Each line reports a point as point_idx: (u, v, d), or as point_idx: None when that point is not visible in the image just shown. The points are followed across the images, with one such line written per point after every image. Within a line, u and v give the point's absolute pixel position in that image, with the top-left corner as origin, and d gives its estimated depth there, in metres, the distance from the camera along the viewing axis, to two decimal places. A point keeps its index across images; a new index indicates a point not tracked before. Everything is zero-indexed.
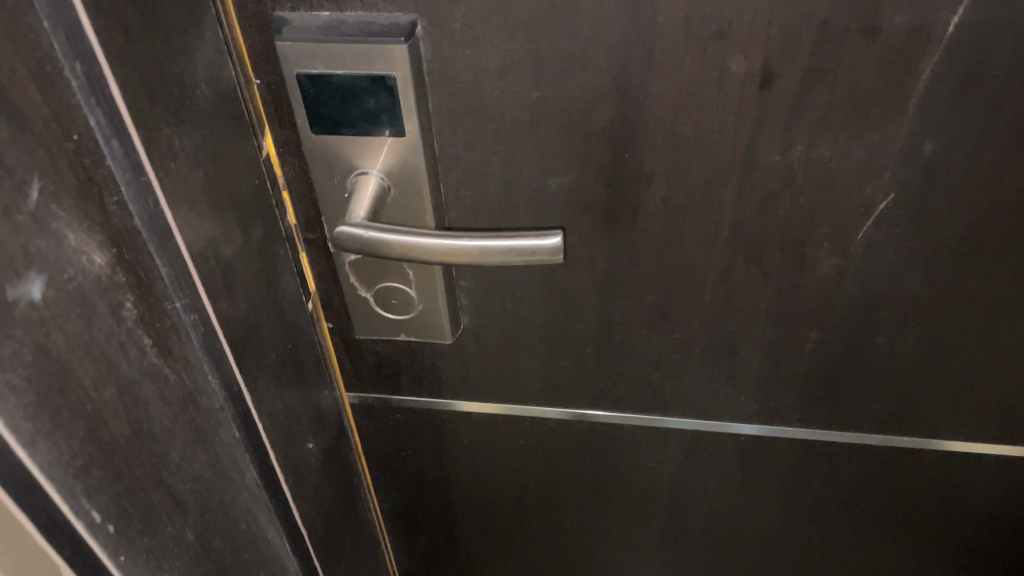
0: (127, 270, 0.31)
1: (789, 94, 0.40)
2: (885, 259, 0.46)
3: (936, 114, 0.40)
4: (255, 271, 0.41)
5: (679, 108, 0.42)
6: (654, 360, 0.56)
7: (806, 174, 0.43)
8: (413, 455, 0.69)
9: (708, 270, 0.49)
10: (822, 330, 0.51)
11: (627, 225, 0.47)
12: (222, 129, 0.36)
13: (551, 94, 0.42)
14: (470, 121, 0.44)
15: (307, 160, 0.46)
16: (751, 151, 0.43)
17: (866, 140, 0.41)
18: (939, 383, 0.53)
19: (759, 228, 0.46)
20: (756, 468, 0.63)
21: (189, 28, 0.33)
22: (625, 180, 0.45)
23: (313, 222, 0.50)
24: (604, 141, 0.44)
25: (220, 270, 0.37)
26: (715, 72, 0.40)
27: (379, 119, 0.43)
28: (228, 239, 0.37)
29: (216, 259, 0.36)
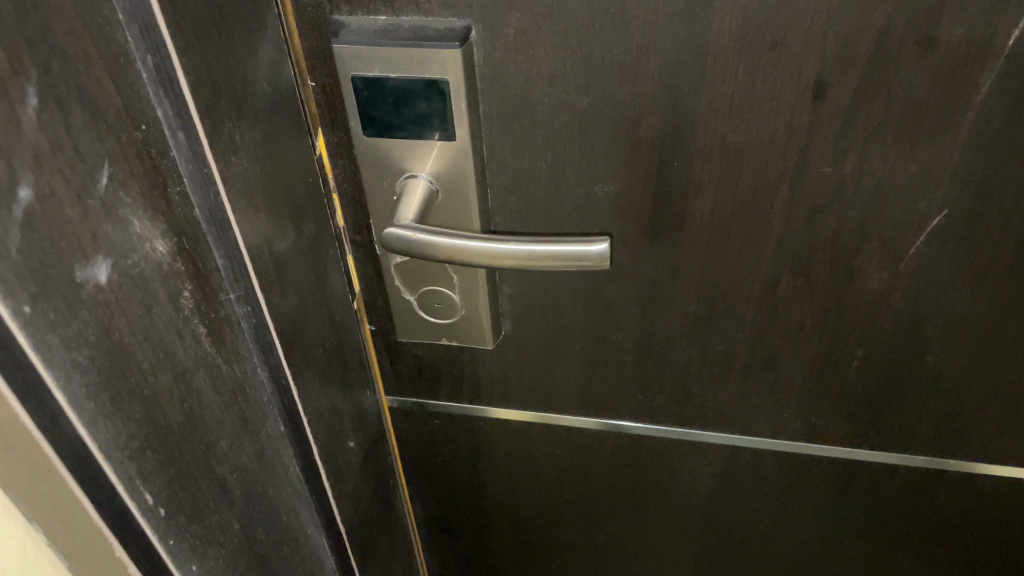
0: (186, 260, 0.32)
1: (843, 105, 0.40)
2: (935, 276, 0.46)
3: (994, 130, 0.39)
4: (307, 269, 0.41)
5: (731, 118, 0.42)
6: (696, 371, 0.55)
7: (859, 186, 0.43)
8: (449, 461, 0.69)
9: (754, 281, 0.49)
10: (868, 347, 0.51)
11: (674, 234, 0.47)
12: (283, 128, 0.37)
13: (602, 101, 0.42)
14: (520, 127, 0.44)
15: (356, 161, 0.47)
16: (803, 161, 0.42)
17: (921, 154, 0.41)
18: (989, 405, 0.52)
19: (808, 241, 0.46)
20: (795, 485, 0.62)
21: (255, 29, 0.34)
22: (674, 189, 0.45)
23: (360, 225, 0.50)
24: (653, 149, 0.44)
25: (273, 265, 0.37)
26: (768, 80, 0.40)
27: (430, 123, 0.44)
28: (282, 235, 0.38)
29: (270, 254, 0.37)
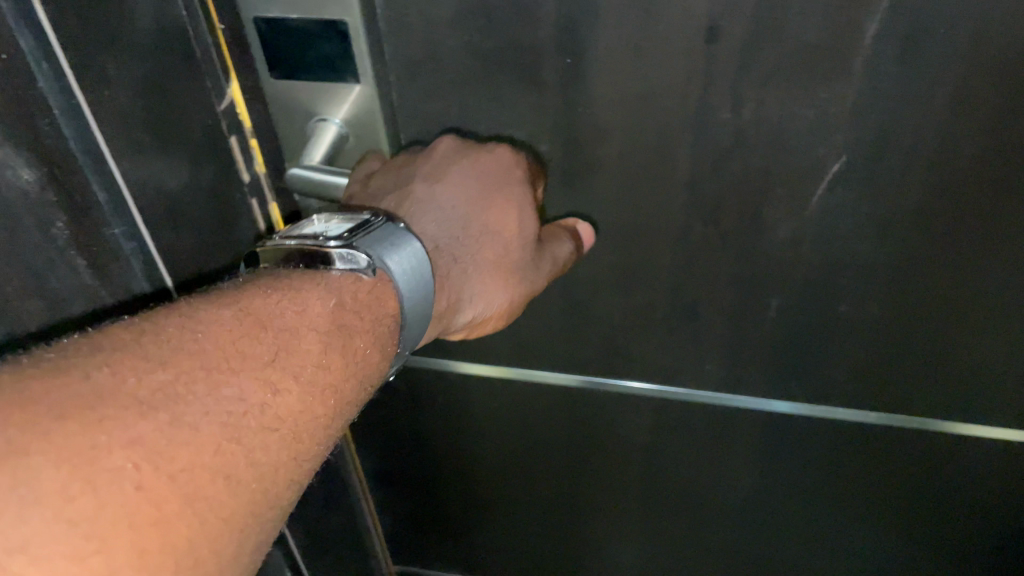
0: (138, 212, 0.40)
1: (735, 50, 0.40)
2: (840, 224, 0.46)
3: (883, 76, 0.39)
4: (195, 203, 0.44)
5: (629, 63, 0.42)
6: (619, 323, 0.56)
7: (759, 133, 0.43)
8: (390, 413, 0.70)
9: (667, 230, 0.49)
10: (782, 296, 0.51)
11: (584, 180, 0.48)
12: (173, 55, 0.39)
13: (502, 44, 0.43)
14: (427, 69, 0.45)
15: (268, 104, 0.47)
16: (701, 108, 0.43)
17: (815, 99, 0.41)
18: (903, 356, 0.53)
19: (715, 190, 0.46)
20: (724, 437, 0.63)
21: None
22: (581, 136, 0.46)
23: (309, 185, 0.47)
24: (557, 95, 0.44)
25: (162, 202, 0.41)
26: (661, 24, 0.40)
27: (336, 65, 0.44)
28: (159, 164, 0.40)
29: (156, 192, 0.40)
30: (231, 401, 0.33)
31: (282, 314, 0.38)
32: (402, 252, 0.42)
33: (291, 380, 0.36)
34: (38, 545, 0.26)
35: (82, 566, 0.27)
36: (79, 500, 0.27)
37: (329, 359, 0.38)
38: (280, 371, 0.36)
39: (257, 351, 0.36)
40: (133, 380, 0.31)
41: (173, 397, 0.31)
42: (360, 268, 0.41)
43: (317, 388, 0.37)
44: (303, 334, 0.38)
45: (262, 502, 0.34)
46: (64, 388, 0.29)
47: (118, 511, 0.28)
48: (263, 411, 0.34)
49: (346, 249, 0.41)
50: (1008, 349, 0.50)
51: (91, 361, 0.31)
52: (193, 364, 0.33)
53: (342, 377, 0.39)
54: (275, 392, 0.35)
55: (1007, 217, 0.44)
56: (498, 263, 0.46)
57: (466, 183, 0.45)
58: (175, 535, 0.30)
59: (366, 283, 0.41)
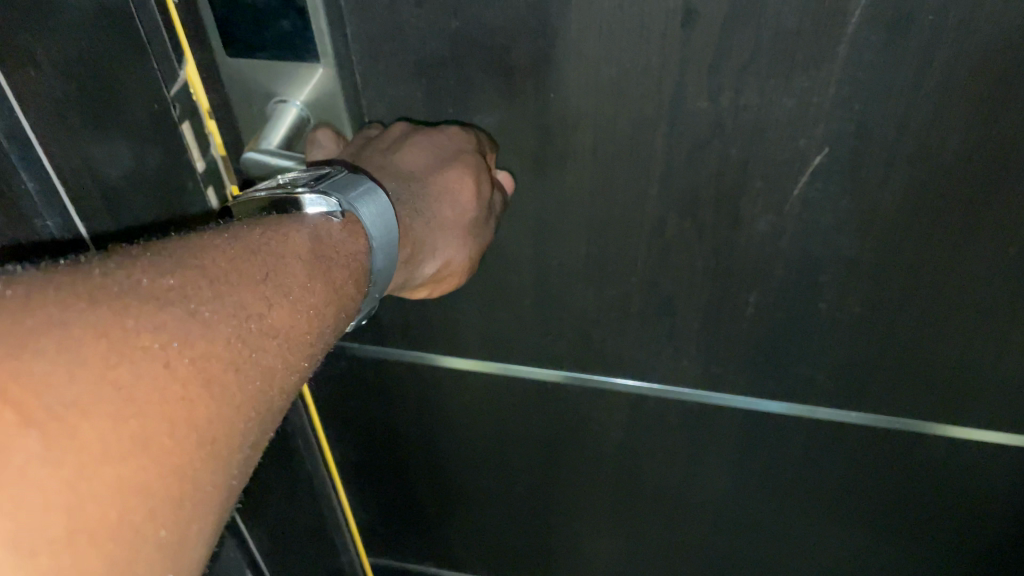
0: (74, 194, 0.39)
1: (713, 35, 0.38)
2: (821, 219, 0.44)
3: (868, 64, 0.37)
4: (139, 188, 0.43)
5: (602, 47, 0.40)
6: (593, 317, 0.54)
7: (737, 123, 0.41)
8: (361, 405, 0.68)
9: (642, 223, 0.47)
10: (761, 292, 0.50)
11: (557, 170, 0.46)
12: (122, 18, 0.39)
13: (470, 25, 0.40)
14: (391, 51, 0.42)
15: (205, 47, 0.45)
16: (678, 96, 0.41)
17: (797, 87, 0.39)
18: (884, 356, 0.51)
19: (691, 181, 0.44)
20: (701, 435, 0.61)
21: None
22: (553, 123, 0.44)
23: (258, 158, 0.44)
24: (527, 80, 0.42)
25: (98, 194, 0.41)
26: (634, 6, 0.38)
27: (294, 44, 0.42)
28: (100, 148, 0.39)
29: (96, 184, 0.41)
30: (233, 308, 0.32)
31: (268, 241, 0.35)
32: (370, 188, 0.40)
33: (285, 298, 0.34)
34: (86, 401, 0.25)
35: (123, 428, 0.26)
36: (117, 369, 0.27)
37: (317, 285, 0.36)
38: (274, 289, 0.34)
39: (253, 269, 0.34)
40: (146, 281, 0.30)
41: (185, 298, 0.30)
42: (331, 211, 0.39)
43: (309, 308, 0.35)
44: (293, 258, 0.36)
45: (263, 409, 0.33)
46: (84, 279, 0.28)
47: (149, 387, 0.27)
48: (263, 319, 0.33)
49: (315, 191, 0.39)
50: (991, 351, 0.49)
51: (105, 265, 0.30)
52: (195, 274, 0.31)
53: (330, 304, 0.37)
54: (269, 306, 0.33)
55: (994, 213, 0.42)
56: (456, 221, 0.43)
57: (425, 149, 0.43)
58: (196, 418, 0.29)
59: (337, 226, 0.39)
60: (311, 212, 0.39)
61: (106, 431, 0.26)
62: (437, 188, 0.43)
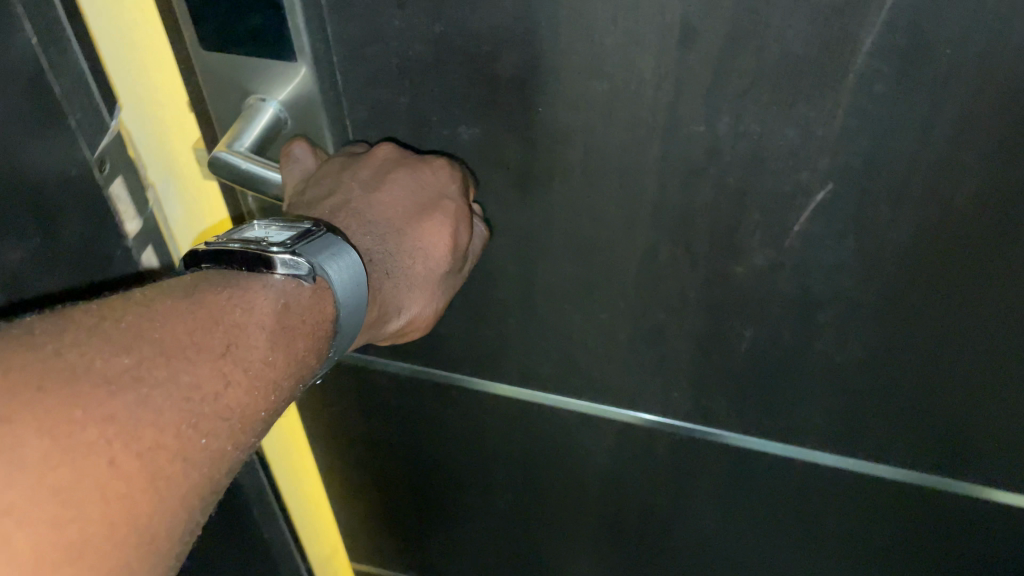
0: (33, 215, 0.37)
1: (711, 55, 0.35)
2: (822, 258, 0.41)
3: (878, 97, 0.34)
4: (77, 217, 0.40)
5: (592, 62, 0.37)
6: (580, 341, 0.52)
7: (734, 151, 0.38)
8: (344, 410, 0.66)
9: (633, 248, 0.45)
10: (757, 329, 0.47)
11: (545, 188, 0.43)
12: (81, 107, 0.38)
13: (454, 30, 0.38)
14: (372, 54, 0.40)
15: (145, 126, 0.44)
16: (672, 118, 0.38)
17: (799, 117, 0.36)
18: (886, 405, 0.48)
19: (685, 208, 0.42)
20: (690, 468, 0.59)
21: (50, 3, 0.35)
22: (541, 139, 0.41)
23: (220, 159, 0.41)
24: (514, 91, 0.40)
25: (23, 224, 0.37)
26: (627, 21, 0.35)
27: (270, 43, 0.39)
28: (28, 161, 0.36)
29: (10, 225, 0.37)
30: (187, 388, 0.30)
31: (232, 309, 0.34)
32: (345, 257, 0.37)
33: (244, 374, 0.33)
34: (22, 508, 0.25)
35: (58, 536, 0.26)
36: (57, 471, 0.26)
37: (277, 356, 0.34)
38: (233, 365, 0.32)
39: (211, 342, 0.32)
40: (97, 362, 0.29)
41: (135, 380, 0.29)
42: (300, 274, 0.36)
43: (267, 385, 0.34)
44: (254, 326, 0.34)
45: (211, 492, 0.32)
46: (35, 363, 0.28)
47: (87, 490, 0.27)
48: (216, 400, 0.31)
49: (289, 253, 0.35)
50: (1001, 407, 0.45)
51: (61, 340, 0.29)
52: (150, 347, 0.31)
53: (289, 377, 0.35)
54: (227, 384, 0.32)
55: (1010, 265, 0.39)
56: (426, 277, 0.43)
57: (406, 192, 0.41)
58: (137, 516, 0.28)
59: (303, 292, 0.36)
60: (278, 275, 0.36)
61: (43, 538, 0.25)
62: (413, 243, 0.41)
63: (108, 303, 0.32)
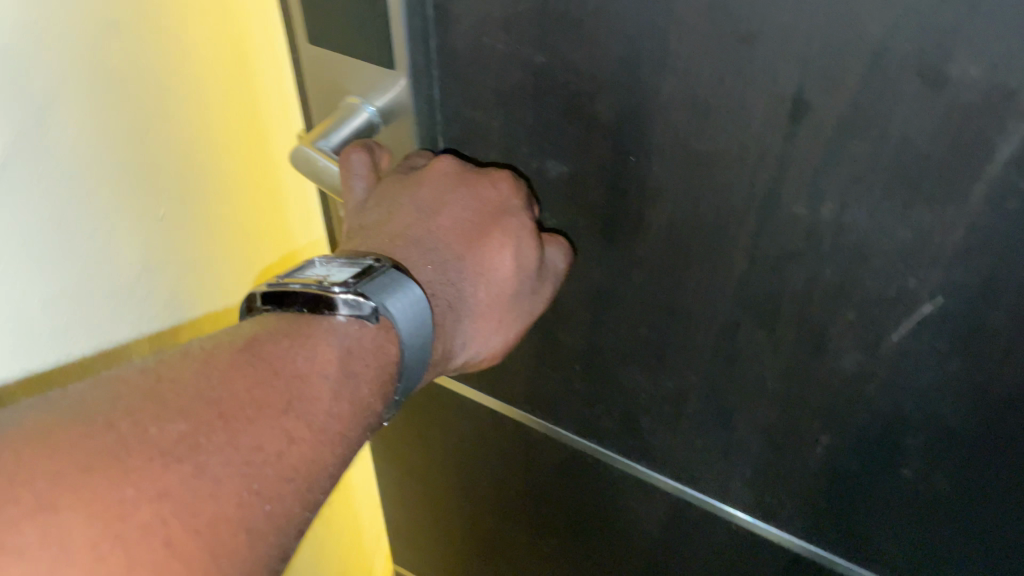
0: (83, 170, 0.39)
1: (823, 136, 0.32)
2: (919, 377, 0.37)
3: (1009, 215, 0.30)
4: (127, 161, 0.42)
5: (693, 121, 0.34)
6: (644, 405, 0.49)
7: (836, 242, 0.34)
8: (406, 416, 0.66)
9: (712, 322, 0.41)
10: (834, 435, 0.42)
11: (627, 242, 0.41)
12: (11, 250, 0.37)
13: (556, 64, 0.36)
14: (472, 74, 0.39)
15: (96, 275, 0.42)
16: (771, 194, 0.35)
17: (914, 219, 0.32)
18: (971, 553, 0.42)
19: (773, 291, 0.38)
20: (743, 563, 0.54)
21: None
22: (630, 191, 0.39)
23: (297, 154, 0.42)
24: (608, 137, 0.37)
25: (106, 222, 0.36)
26: (736, 83, 0.32)
27: (373, 45, 0.39)
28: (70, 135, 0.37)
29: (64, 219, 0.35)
30: (248, 452, 0.29)
31: (294, 359, 0.33)
32: (407, 292, 0.37)
33: (308, 430, 0.31)
34: None
35: None
36: (109, 556, 0.25)
37: (343, 405, 0.33)
38: (296, 419, 0.31)
39: (273, 399, 0.31)
40: (153, 430, 0.28)
41: (193, 449, 0.28)
42: (365, 313, 0.36)
43: (332, 438, 0.33)
44: (318, 375, 0.33)
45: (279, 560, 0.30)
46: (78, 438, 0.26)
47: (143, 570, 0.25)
48: (280, 460, 0.30)
49: (352, 293, 0.35)
50: None
51: (113, 411, 0.28)
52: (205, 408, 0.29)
53: (356, 424, 0.34)
54: (289, 440, 0.31)
55: None
56: (490, 301, 0.42)
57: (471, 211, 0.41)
58: None
59: (368, 331, 0.36)
60: (341, 316, 0.36)
61: None
62: (472, 268, 0.42)
63: (164, 357, 0.31)
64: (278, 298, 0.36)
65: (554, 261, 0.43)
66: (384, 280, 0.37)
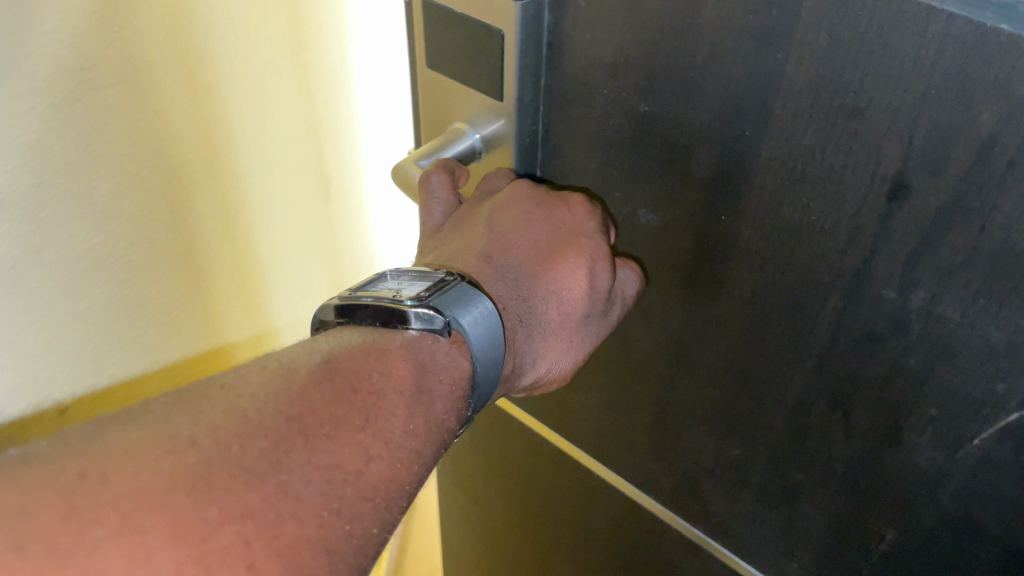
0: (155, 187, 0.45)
1: (920, 222, 0.31)
2: (997, 487, 0.35)
3: None
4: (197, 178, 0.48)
5: (788, 189, 0.34)
6: (707, 467, 0.47)
7: (923, 332, 0.33)
8: (473, 438, 0.67)
9: (784, 394, 0.40)
10: (900, 533, 0.40)
11: (708, 299, 0.40)
12: (34, 281, 0.40)
13: (658, 115, 0.36)
14: (577, 114, 0.40)
15: (118, 311, 0.46)
16: (860, 274, 0.34)
17: (1009, 320, 0.30)
18: None
19: (851, 372, 0.37)
20: None
21: (48, 194, 0.39)
22: (717, 249, 0.38)
23: (404, 175, 0.43)
24: (702, 192, 0.37)
25: None
26: (836, 157, 0.31)
27: (486, 75, 0.40)
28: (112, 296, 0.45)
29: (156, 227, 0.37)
30: (326, 469, 0.30)
31: (369, 377, 0.34)
32: (480, 306, 0.38)
33: (385, 445, 0.32)
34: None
35: None
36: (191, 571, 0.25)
37: (419, 423, 0.34)
38: (373, 436, 0.32)
39: (351, 415, 0.32)
40: (235, 448, 0.29)
41: (274, 468, 0.29)
42: (437, 329, 0.37)
43: (410, 455, 0.33)
44: (392, 391, 0.34)
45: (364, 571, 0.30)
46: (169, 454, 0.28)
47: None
48: (358, 478, 0.30)
49: (425, 308, 0.36)
50: None
51: (196, 429, 0.29)
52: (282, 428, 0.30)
53: (433, 443, 0.35)
54: (368, 457, 0.31)
55: None
56: (561, 319, 0.43)
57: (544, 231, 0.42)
58: None
59: (440, 346, 0.37)
60: (414, 330, 0.37)
61: None
62: (542, 287, 0.42)
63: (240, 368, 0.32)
64: (353, 312, 0.38)
65: (626, 286, 0.42)
66: (453, 293, 0.38)
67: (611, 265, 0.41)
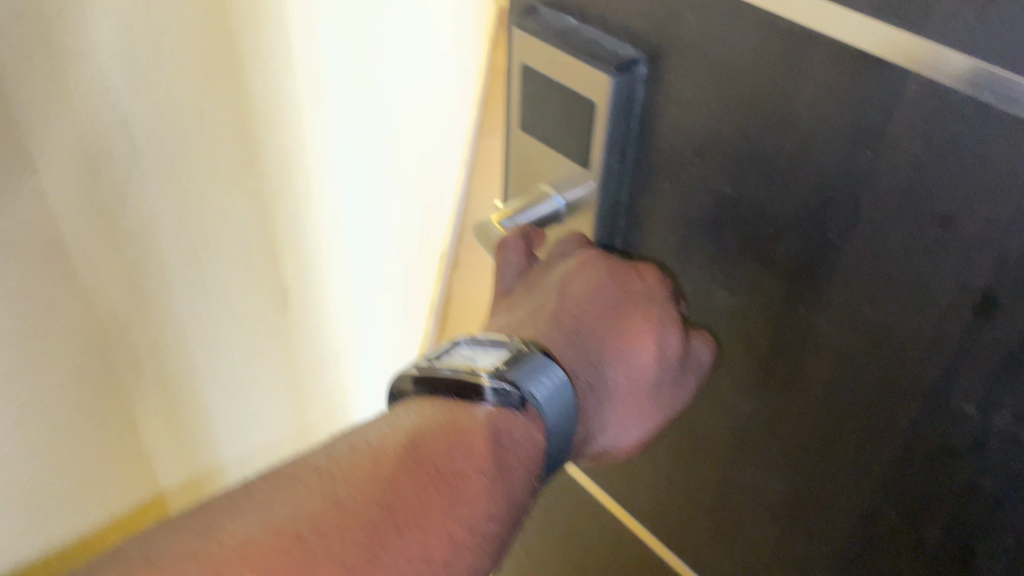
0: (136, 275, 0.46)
1: (1011, 340, 0.29)
2: None
3: None
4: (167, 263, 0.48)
5: (871, 290, 0.33)
6: (766, 561, 0.46)
7: (1007, 454, 0.31)
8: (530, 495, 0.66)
9: (852, 501, 0.38)
10: None
11: (780, 391, 0.39)
12: (22, 398, 0.41)
13: (744, 200, 0.36)
14: (662, 189, 0.39)
15: (60, 441, 0.45)
16: (942, 386, 0.32)
17: None
18: None
19: (924, 486, 0.35)
20: None
21: (38, 316, 0.40)
22: (792, 342, 0.37)
23: (485, 229, 0.45)
24: (781, 282, 0.36)
25: None
26: (925, 263, 0.30)
27: (575, 143, 0.41)
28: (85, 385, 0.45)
29: None
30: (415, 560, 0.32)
31: (451, 458, 0.35)
32: (554, 378, 0.38)
33: (470, 535, 0.33)
34: None
35: None
36: None
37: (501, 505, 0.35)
38: (456, 522, 0.33)
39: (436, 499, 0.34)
40: (333, 542, 0.31)
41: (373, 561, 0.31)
42: (513, 401, 0.37)
43: (492, 540, 0.35)
44: (476, 473, 0.35)
45: None
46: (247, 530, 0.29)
47: None
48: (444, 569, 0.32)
49: (501, 380, 0.37)
50: None
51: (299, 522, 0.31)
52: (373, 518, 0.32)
53: (514, 520, 0.36)
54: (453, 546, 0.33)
55: None
56: (632, 388, 0.42)
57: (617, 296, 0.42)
58: None
59: (518, 420, 0.37)
60: (489, 404, 0.37)
61: None
62: (616, 355, 0.43)
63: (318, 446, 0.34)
64: (432, 386, 0.39)
65: (702, 357, 0.40)
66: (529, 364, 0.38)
67: (683, 334, 0.40)
